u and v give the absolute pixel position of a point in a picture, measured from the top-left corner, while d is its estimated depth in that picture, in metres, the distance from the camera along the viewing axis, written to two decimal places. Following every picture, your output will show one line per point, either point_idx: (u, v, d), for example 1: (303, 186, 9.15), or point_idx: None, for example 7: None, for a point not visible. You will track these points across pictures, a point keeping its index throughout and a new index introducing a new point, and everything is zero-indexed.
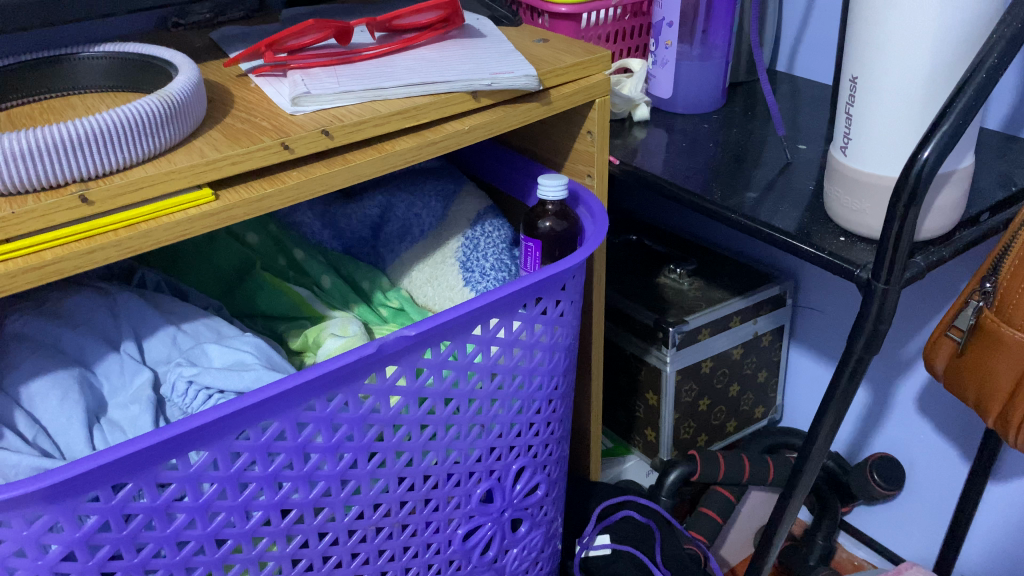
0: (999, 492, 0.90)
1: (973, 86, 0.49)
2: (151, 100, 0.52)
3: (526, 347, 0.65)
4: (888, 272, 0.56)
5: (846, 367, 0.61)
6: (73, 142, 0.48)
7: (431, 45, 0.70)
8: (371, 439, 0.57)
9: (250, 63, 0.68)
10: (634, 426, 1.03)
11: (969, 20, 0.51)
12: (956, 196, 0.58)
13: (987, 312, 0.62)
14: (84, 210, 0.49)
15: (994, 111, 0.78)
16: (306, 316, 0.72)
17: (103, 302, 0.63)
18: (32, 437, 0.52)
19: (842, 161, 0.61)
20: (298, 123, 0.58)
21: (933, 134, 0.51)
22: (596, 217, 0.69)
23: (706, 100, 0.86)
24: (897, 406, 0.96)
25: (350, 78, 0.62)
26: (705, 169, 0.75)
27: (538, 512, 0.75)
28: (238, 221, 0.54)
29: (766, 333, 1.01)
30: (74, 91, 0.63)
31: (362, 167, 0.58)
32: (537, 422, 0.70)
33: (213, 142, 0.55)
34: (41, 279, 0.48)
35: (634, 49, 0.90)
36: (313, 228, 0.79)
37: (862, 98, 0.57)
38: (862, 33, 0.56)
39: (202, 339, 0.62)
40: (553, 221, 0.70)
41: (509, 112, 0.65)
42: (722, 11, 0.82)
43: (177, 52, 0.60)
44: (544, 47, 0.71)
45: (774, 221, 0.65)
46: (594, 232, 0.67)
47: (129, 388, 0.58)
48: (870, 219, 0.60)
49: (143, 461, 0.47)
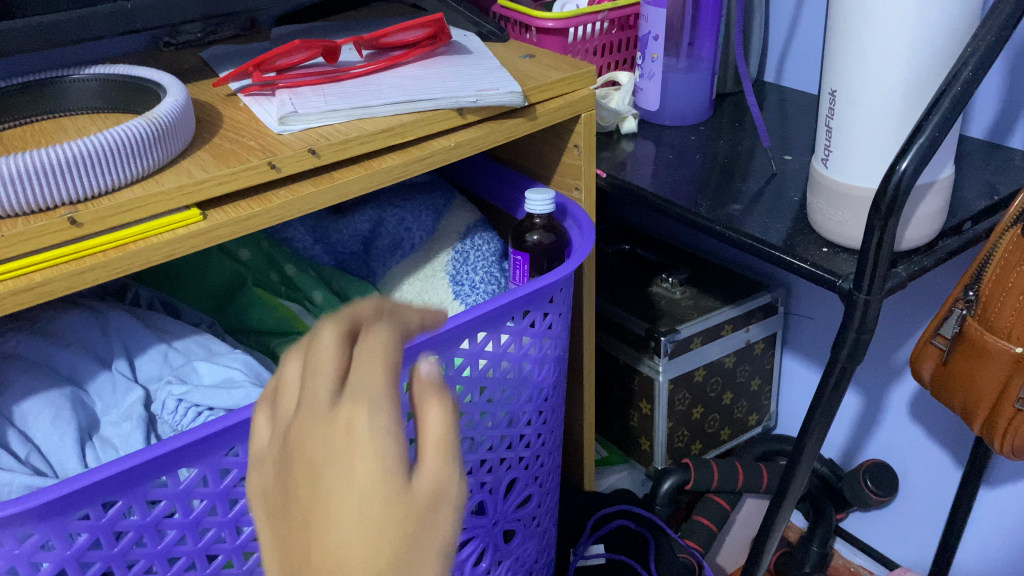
0: (992, 497, 0.90)
1: (949, 98, 0.50)
2: (138, 122, 0.53)
3: (514, 359, 0.65)
4: (869, 282, 0.56)
5: (831, 376, 0.61)
6: (62, 166, 0.49)
7: (419, 62, 0.71)
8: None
9: (238, 83, 0.69)
10: (629, 435, 1.03)
11: (944, 34, 0.52)
12: (937, 206, 0.59)
13: (971, 321, 0.62)
14: (73, 232, 0.50)
15: (978, 119, 0.79)
16: (298, 331, 0.73)
17: (95, 320, 0.64)
18: (24, 455, 0.53)
19: (824, 173, 0.61)
20: (285, 142, 0.58)
21: (910, 145, 0.51)
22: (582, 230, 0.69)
23: (693, 112, 0.87)
24: (889, 412, 0.97)
25: (337, 97, 0.63)
26: (692, 180, 0.76)
27: (531, 523, 0.75)
28: (226, 240, 0.55)
29: (759, 341, 1.02)
30: (63, 113, 0.64)
31: (349, 185, 0.59)
32: (527, 434, 0.70)
33: (201, 163, 0.56)
34: (31, 300, 0.49)
35: (622, 62, 0.90)
36: (305, 242, 0.80)
37: (841, 111, 0.58)
38: (839, 47, 0.56)
39: (192, 356, 0.62)
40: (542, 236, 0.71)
41: (495, 128, 0.66)
42: (707, 24, 0.83)
43: (166, 74, 0.61)
44: (531, 63, 0.72)
45: (759, 233, 0.66)
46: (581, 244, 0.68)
47: (121, 406, 0.59)
48: (852, 229, 0.61)
49: (134, 478, 0.48)
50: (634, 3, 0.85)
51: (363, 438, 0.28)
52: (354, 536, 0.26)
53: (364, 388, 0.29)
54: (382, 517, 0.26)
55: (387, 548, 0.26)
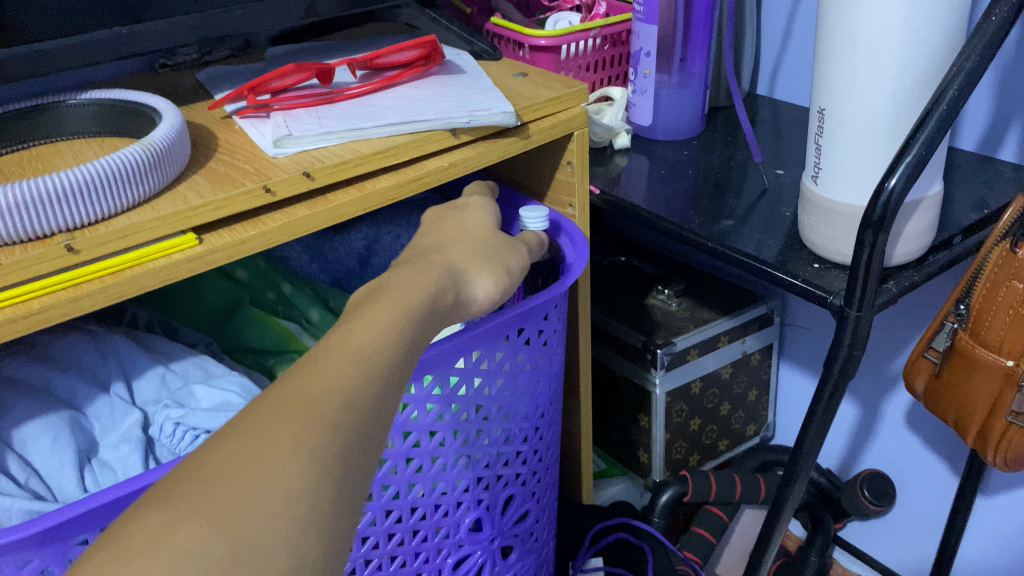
0: (988, 506, 0.91)
1: (936, 117, 0.50)
2: (135, 149, 0.53)
3: (509, 376, 0.65)
4: (860, 299, 0.57)
5: (824, 391, 0.62)
6: (61, 192, 0.50)
7: (413, 82, 0.71)
8: (385, 472, 0.59)
9: (234, 105, 0.69)
10: (626, 447, 1.03)
11: (929, 54, 0.52)
12: (927, 222, 0.59)
13: (962, 334, 0.63)
14: (70, 259, 0.51)
15: (968, 132, 0.79)
16: (294, 349, 0.73)
17: (93, 343, 0.64)
18: (24, 479, 0.53)
19: (814, 189, 0.62)
20: (279, 166, 0.59)
21: (898, 163, 0.52)
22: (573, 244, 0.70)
23: (686, 127, 0.88)
24: (886, 422, 0.97)
25: (332, 119, 0.64)
26: (685, 195, 0.77)
27: (528, 539, 0.76)
28: (222, 263, 0.55)
29: (755, 351, 1.02)
30: (61, 137, 0.64)
31: (344, 207, 0.59)
32: (524, 451, 0.70)
33: (196, 188, 0.57)
34: (29, 327, 0.49)
35: (615, 77, 0.91)
36: (301, 261, 0.81)
37: (830, 129, 0.58)
38: (827, 66, 0.57)
39: (190, 378, 0.63)
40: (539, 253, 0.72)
41: (488, 148, 0.66)
42: (698, 40, 0.84)
43: (162, 99, 0.62)
44: (523, 82, 0.73)
45: (750, 249, 0.67)
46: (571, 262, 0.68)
47: (119, 428, 0.60)
48: (843, 246, 0.62)
49: (132, 503, 0.48)
50: (626, 20, 0.86)
51: (476, 213, 0.62)
52: (461, 244, 0.57)
53: (482, 208, 0.64)
54: (485, 237, 0.59)
55: (484, 245, 0.57)
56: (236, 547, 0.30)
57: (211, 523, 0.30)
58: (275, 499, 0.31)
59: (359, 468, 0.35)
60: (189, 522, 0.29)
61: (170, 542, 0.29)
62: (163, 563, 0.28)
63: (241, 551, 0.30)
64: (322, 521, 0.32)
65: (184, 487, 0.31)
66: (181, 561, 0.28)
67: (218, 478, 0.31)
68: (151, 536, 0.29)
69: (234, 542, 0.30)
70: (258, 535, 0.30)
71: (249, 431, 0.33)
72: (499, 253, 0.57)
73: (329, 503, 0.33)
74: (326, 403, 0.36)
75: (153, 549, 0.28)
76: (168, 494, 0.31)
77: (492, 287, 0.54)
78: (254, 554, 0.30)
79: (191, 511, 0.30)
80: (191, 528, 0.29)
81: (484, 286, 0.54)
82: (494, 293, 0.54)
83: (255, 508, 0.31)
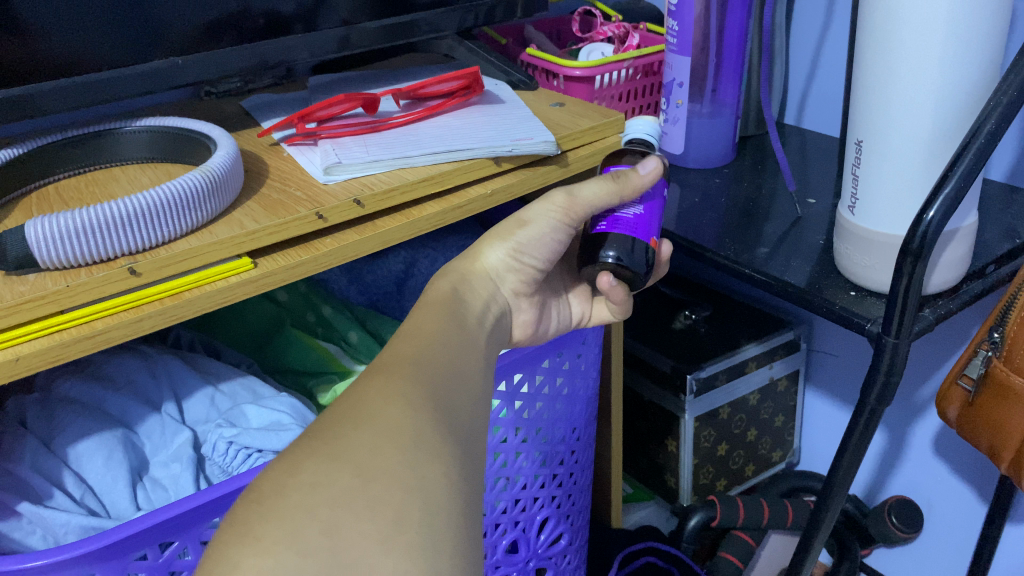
0: (1017, 534, 0.91)
1: (973, 150, 0.51)
2: (193, 176, 0.55)
3: (547, 399, 0.67)
4: (898, 326, 0.57)
5: (860, 419, 0.62)
6: (122, 220, 0.52)
7: (455, 111, 0.74)
8: None
9: (282, 132, 0.72)
10: (654, 471, 1.05)
11: (967, 90, 0.54)
12: (961, 252, 0.61)
13: (996, 362, 0.64)
14: (132, 281, 0.52)
15: (997, 162, 0.81)
16: (334, 371, 0.74)
17: (144, 364, 0.67)
18: (80, 496, 0.56)
19: (851, 219, 0.64)
20: (331, 193, 0.61)
21: (937, 195, 0.52)
22: (643, 211, 0.56)
23: (716, 156, 0.90)
24: (913, 447, 0.98)
25: (378, 147, 0.66)
26: (717, 223, 0.78)
27: (562, 560, 0.76)
28: (275, 286, 0.57)
29: (781, 377, 1.03)
30: (116, 162, 0.67)
31: (392, 233, 0.61)
32: (560, 474, 0.71)
33: (252, 214, 0.58)
34: (93, 347, 0.50)
35: (645, 106, 0.93)
36: (339, 283, 0.84)
37: (869, 159, 0.60)
38: (867, 101, 0.58)
39: (239, 399, 0.65)
40: (620, 249, 0.55)
41: (530, 175, 0.68)
42: (729, 70, 0.86)
43: (215, 126, 0.64)
44: (561, 112, 0.75)
45: (784, 275, 0.68)
46: (649, 236, 0.56)
47: (170, 447, 0.61)
48: (880, 274, 0.63)
49: (187, 522, 0.49)
50: (658, 51, 0.88)
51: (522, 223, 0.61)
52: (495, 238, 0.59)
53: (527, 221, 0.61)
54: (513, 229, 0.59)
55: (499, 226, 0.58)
56: (358, 470, 0.33)
57: (325, 457, 0.33)
58: (385, 431, 0.35)
59: (452, 397, 0.40)
60: (305, 463, 0.33)
61: (294, 480, 0.33)
62: (295, 497, 0.32)
63: (366, 472, 0.33)
64: (451, 422, 0.38)
65: (307, 441, 0.35)
66: (313, 489, 0.32)
67: (353, 417, 0.36)
68: (276, 481, 0.33)
69: (358, 467, 0.33)
70: (377, 461, 0.34)
71: (366, 387, 0.38)
72: (549, 275, 0.62)
73: (433, 425, 0.37)
74: (432, 364, 0.41)
75: (283, 488, 0.32)
76: (290, 451, 0.35)
77: (537, 296, 0.60)
78: (378, 470, 0.33)
79: (307, 454, 0.34)
80: (309, 466, 0.33)
81: (497, 256, 0.56)
82: (506, 265, 0.56)
83: (368, 442, 0.34)
